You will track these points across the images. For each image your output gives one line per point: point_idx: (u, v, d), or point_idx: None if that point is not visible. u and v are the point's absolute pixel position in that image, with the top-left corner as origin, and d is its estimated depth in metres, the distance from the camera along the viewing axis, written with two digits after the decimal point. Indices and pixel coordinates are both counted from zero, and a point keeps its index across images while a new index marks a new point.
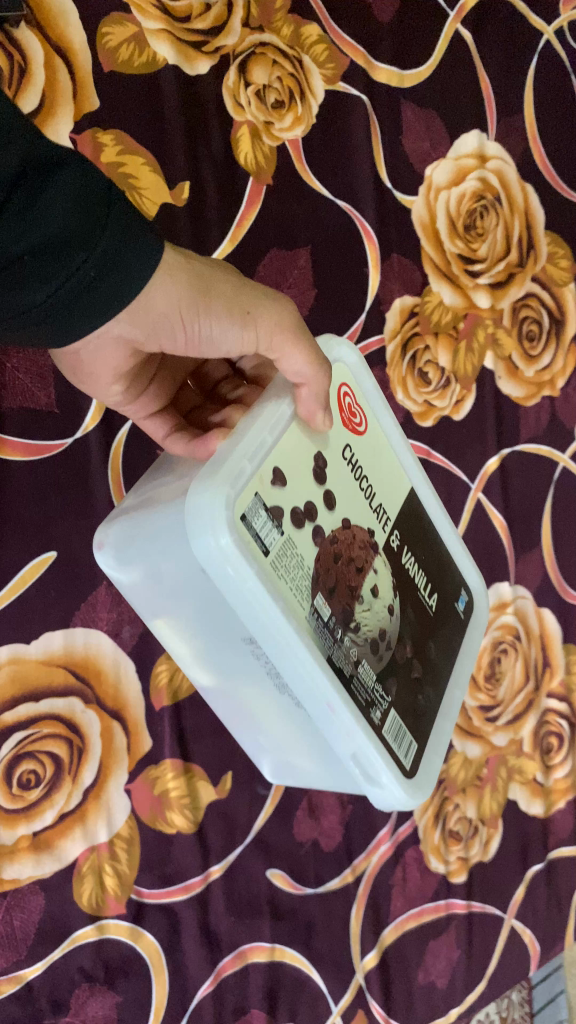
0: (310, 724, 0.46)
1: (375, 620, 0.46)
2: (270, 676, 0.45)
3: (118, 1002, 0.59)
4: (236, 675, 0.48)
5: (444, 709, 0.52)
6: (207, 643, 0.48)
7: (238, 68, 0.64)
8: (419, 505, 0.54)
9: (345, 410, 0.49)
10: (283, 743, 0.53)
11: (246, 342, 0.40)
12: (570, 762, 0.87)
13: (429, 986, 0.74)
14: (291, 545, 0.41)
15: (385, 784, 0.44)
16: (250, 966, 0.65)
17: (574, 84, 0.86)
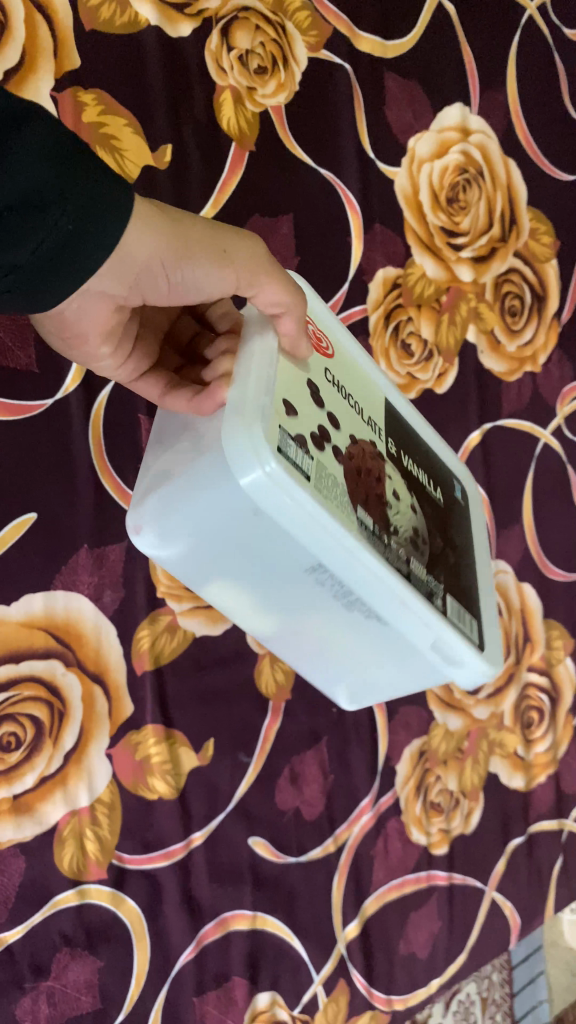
0: (379, 636, 0.49)
1: (407, 522, 0.48)
2: (335, 605, 0.47)
3: (99, 968, 0.59)
4: (289, 615, 0.50)
5: (482, 585, 0.56)
6: (254, 590, 0.48)
7: (221, 32, 0.64)
8: (396, 410, 0.55)
9: (315, 339, 0.49)
10: (340, 666, 0.55)
11: (224, 285, 0.40)
12: (551, 736, 0.86)
13: (410, 956, 0.74)
14: (324, 464, 0.42)
15: (466, 658, 0.49)
16: (232, 934, 0.65)
17: (556, 61, 0.85)
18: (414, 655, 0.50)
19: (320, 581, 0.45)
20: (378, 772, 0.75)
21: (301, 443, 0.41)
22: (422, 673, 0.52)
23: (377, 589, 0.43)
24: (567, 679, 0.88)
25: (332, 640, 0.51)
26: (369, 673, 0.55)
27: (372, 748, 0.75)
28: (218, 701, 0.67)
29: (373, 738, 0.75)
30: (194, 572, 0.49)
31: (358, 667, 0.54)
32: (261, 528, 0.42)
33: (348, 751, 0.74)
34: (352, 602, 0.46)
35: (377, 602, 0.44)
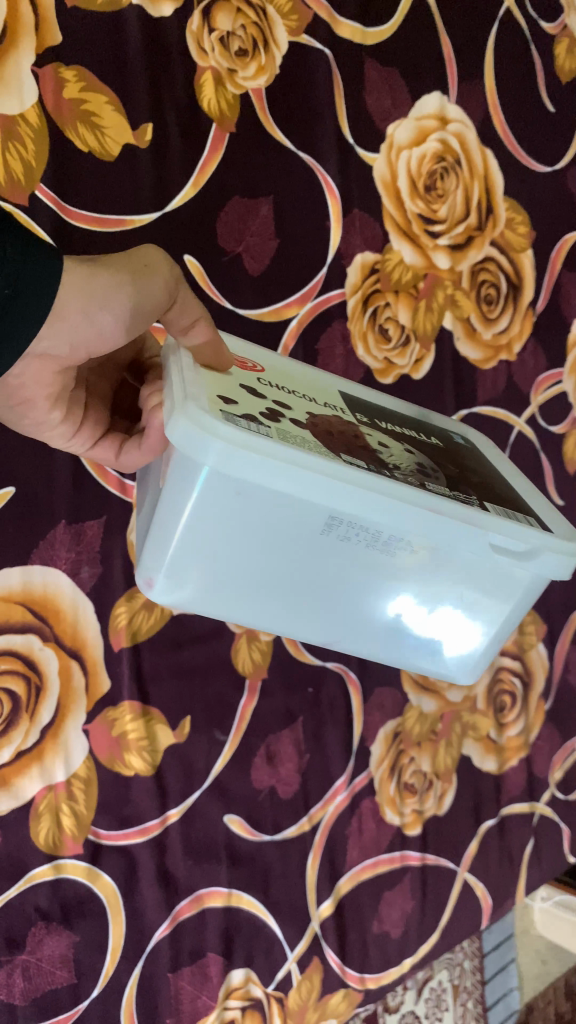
0: (438, 570, 0.51)
1: (404, 460, 0.50)
2: (379, 551, 0.49)
3: (75, 942, 0.61)
4: (344, 598, 0.52)
5: (524, 491, 0.57)
6: (297, 586, 0.50)
7: (202, 13, 0.64)
8: (354, 394, 0.59)
9: (240, 363, 0.53)
10: (421, 634, 0.56)
11: (149, 297, 0.43)
12: (523, 720, 0.87)
13: (383, 935, 0.75)
14: (282, 425, 0.45)
15: (529, 542, 0.50)
16: (207, 911, 0.67)
17: (533, 52, 0.84)
18: (487, 572, 0.51)
19: (348, 534, 0.47)
20: (353, 753, 0.76)
21: (253, 416, 0.45)
22: (510, 592, 0.53)
23: (405, 509, 0.46)
24: (539, 665, 0.89)
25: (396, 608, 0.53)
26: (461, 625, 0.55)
27: (348, 728, 0.76)
28: (196, 675, 0.68)
29: (349, 718, 0.76)
30: (244, 599, 0.50)
31: (448, 626, 0.55)
32: (275, 508, 0.45)
33: (323, 730, 0.74)
34: (394, 542, 0.48)
35: (412, 528, 0.47)
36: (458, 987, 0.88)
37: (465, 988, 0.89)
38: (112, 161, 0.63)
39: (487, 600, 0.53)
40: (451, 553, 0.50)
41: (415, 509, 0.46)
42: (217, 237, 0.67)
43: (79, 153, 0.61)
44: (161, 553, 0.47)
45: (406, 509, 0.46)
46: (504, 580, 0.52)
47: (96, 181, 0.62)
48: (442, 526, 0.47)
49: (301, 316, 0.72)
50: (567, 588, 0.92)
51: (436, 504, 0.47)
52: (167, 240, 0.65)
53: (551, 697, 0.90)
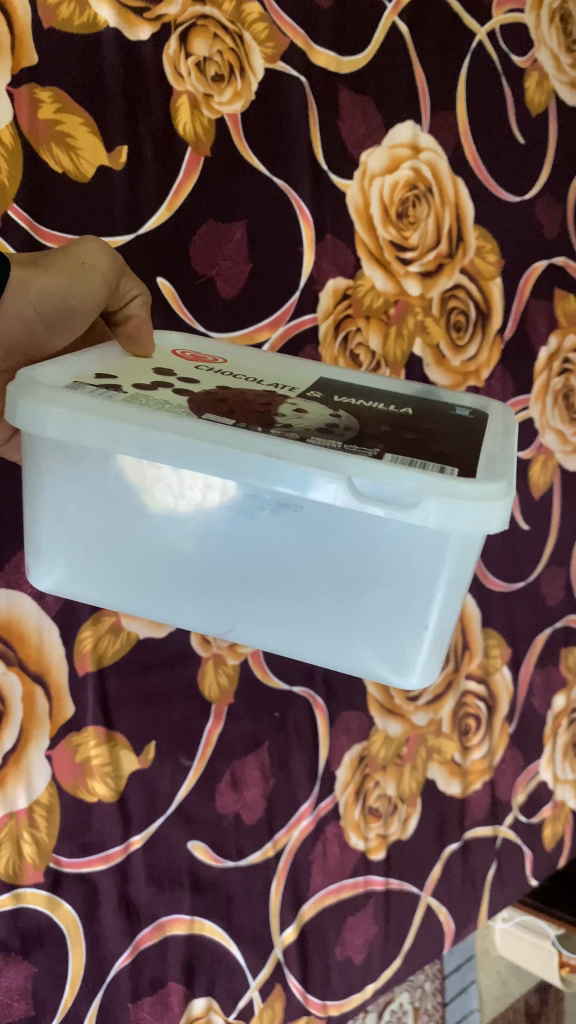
0: (328, 540, 0.40)
1: (309, 420, 0.42)
2: (234, 512, 0.40)
3: (33, 973, 0.60)
4: (223, 593, 0.43)
5: (498, 451, 0.43)
6: (161, 573, 0.43)
7: (179, 38, 0.64)
8: (339, 380, 0.52)
9: (193, 358, 0.50)
10: (345, 648, 0.43)
11: (98, 291, 0.45)
12: (487, 743, 0.88)
13: (346, 961, 0.75)
14: (152, 395, 0.41)
15: (420, 492, 0.37)
16: (169, 939, 0.66)
17: (504, 84, 0.85)
18: (382, 536, 0.39)
19: (189, 501, 0.40)
20: (318, 778, 0.75)
21: (120, 389, 0.42)
22: (430, 565, 0.39)
23: (236, 456, 0.37)
24: (503, 688, 0.89)
25: (286, 609, 0.42)
26: (389, 628, 0.42)
27: (314, 753, 0.75)
28: (161, 701, 0.67)
29: (314, 743, 0.75)
30: (117, 595, 0.45)
31: (371, 631, 0.42)
32: (106, 473, 0.40)
33: (289, 755, 0.74)
34: (251, 501, 0.39)
35: (257, 480, 0.38)
36: (419, 1009, 0.88)
37: (425, 1010, 0.89)
38: (87, 183, 0.62)
39: (405, 585, 0.40)
40: (332, 515, 0.39)
41: (251, 452, 0.37)
42: (190, 260, 0.67)
43: (53, 176, 0.61)
44: (28, 546, 0.45)
45: (236, 452, 0.37)
46: (412, 555, 0.39)
47: (70, 203, 0.62)
48: (287, 475, 0.37)
49: (273, 341, 0.73)
50: (533, 611, 0.92)
51: (283, 448, 0.37)
52: (141, 262, 0.65)
53: (515, 720, 0.91)
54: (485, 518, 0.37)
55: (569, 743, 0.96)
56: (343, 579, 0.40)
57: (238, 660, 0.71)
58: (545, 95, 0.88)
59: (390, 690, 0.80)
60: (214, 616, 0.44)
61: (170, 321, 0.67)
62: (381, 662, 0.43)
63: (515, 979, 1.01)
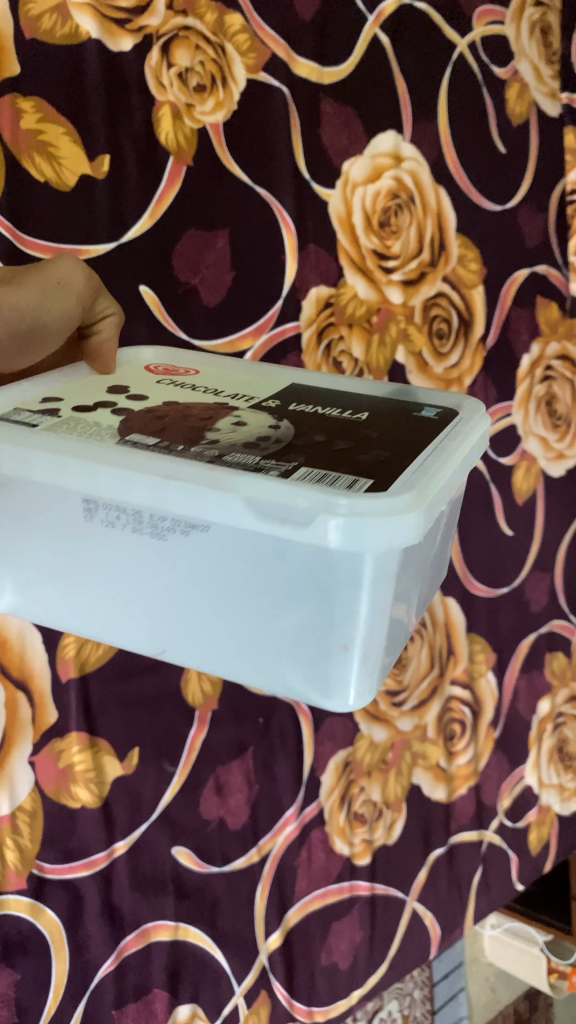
0: (244, 559, 0.40)
1: (240, 431, 0.42)
2: (154, 533, 0.41)
3: (16, 981, 0.60)
4: (155, 617, 0.45)
5: (440, 460, 0.42)
6: (98, 597, 0.46)
7: (161, 49, 0.64)
8: (308, 383, 0.52)
9: (168, 371, 0.52)
10: (274, 666, 0.44)
11: (71, 308, 0.45)
12: (472, 748, 0.89)
13: (331, 967, 0.76)
14: (87, 417, 0.43)
15: (319, 511, 0.37)
16: (153, 945, 0.66)
17: (485, 96, 0.86)
18: (291, 556, 0.39)
19: (111, 523, 0.42)
20: (302, 783, 0.76)
21: (57, 414, 0.44)
22: (341, 582, 0.40)
23: (143, 479, 0.39)
24: (488, 693, 0.90)
25: (211, 637, 0.44)
26: (312, 649, 0.42)
27: (298, 759, 0.75)
28: (143, 706, 0.67)
29: (299, 750, 0.75)
30: (64, 617, 0.49)
31: (297, 648, 0.43)
32: (37, 498, 0.43)
33: (273, 760, 0.74)
34: (162, 525, 0.41)
35: (166, 503, 0.39)
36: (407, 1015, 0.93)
37: (415, 1015, 0.94)
38: (69, 193, 0.62)
39: (319, 604, 0.41)
40: (243, 536, 0.39)
41: (154, 476, 0.38)
42: (173, 268, 0.68)
43: (36, 186, 0.60)
44: None
45: (140, 476, 0.39)
46: (321, 572, 0.40)
47: (53, 211, 0.61)
48: (188, 496, 0.38)
49: (255, 349, 0.73)
50: (517, 616, 0.93)
51: (184, 470, 0.38)
52: (123, 271, 0.65)
53: (500, 726, 0.91)
54: (387, 532, 0.37)
55: (554, 748, 0.96)
56: (258, 600, 0.41)
57: None
58: (525, 106, 0.90)
59: (374, 695, 0.80)
60: (149, 638, 0.46)
61: (153, 328, 0.67)
62: (309, 684, 0.44)
63: (495, 980, 1.08)
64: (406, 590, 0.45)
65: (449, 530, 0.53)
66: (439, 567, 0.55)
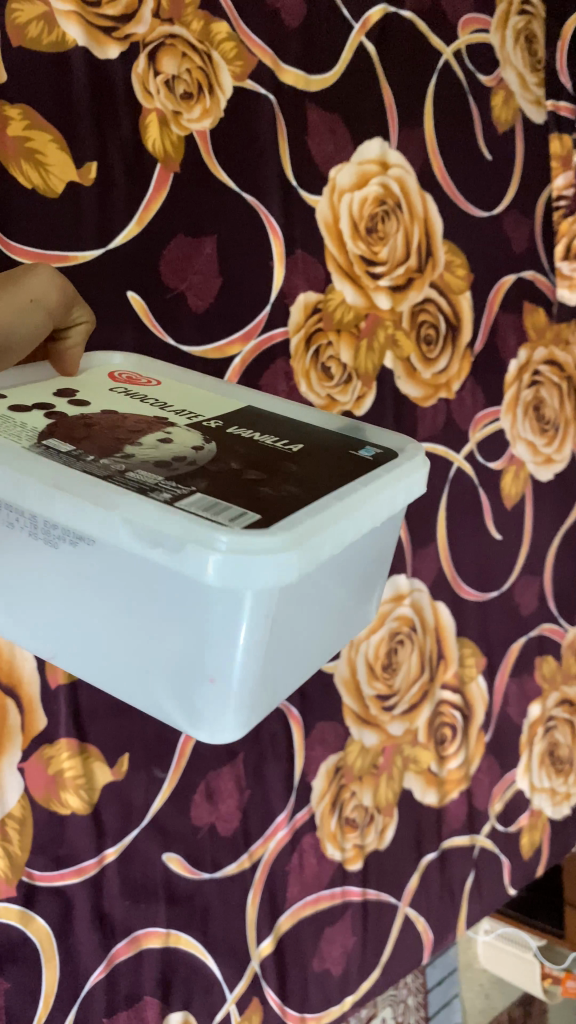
0: (125, 579, 0.40)
1: (155, 450, 0.42)
2: (46, 537, 0.41)
3: (7, 989, 0.60)
4: (60, 620, 0.45)
5: (336, 510, 0.40)
6: (23, 598, 0.47)
7: (148, 57, 0.65)
8: (259, 410, 0.51)
9: (126, 380, 0.53)
10: (150, 688, 0.43)
11: (42, 321, 0.45)
12: (463, 752, 0.89)
13: (324, 972, 0.76)
14: (18, 415, 0.44)
15: (185, 541, 0.36)
16: (144, 952, 0.66)
17: (470, 103, 0.87)
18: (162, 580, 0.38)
19: (13, 522, 0.42)
20: (294, 788, 0.76)
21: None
22: (206, 617, 0.38)
23: (36, 485, 0.39)
24: (479, 698, 0.90)
25: (103, 646, 0.44)
26: (179, 675, 0.41)
27: (289, 764, 0.75)
28: (133, 713, 0.67)
29: (290, 754, 0.75)
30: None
31: (169, 675, 0.42)
32: None
33: (264, 766, 0.74)
34: (53, 533, 0.41)
35: (55, 512, 0.39)
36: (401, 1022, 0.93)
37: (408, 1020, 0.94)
38: (56, 200, 0.62)
39: (188, 636, 0.39)
40: (124, 558, 0.39)
41: (45, 485, 0.39)
42: (160, 274, 0.68)
43: (23, 191, 0.60)
44: None
45: (33, 483, 0.39)
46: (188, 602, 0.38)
47: (39, 218, 0.61)
48: (75, 509, 0.38)
49: (243, 355, 0.73)
50: (507, 620, 0.93)
51: (73, 482, 0.38)
52: (111, 277, 0.65)
53: (491, 729, 0.91)
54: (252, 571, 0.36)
55: (545, 752, 0.97)
56: (137, 618, 0.41)
57: None
58: (511, 113, 0.91)
59: (365, 700, 0.80)
60: (45, 639, 0.48)
61: (143, 334, 0.67)
62: (175, 708, 0.43)
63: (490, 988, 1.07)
64: (293, 631, 0.43)
65: (376, 573, 0.51)
66: (365, 612, 0.53)
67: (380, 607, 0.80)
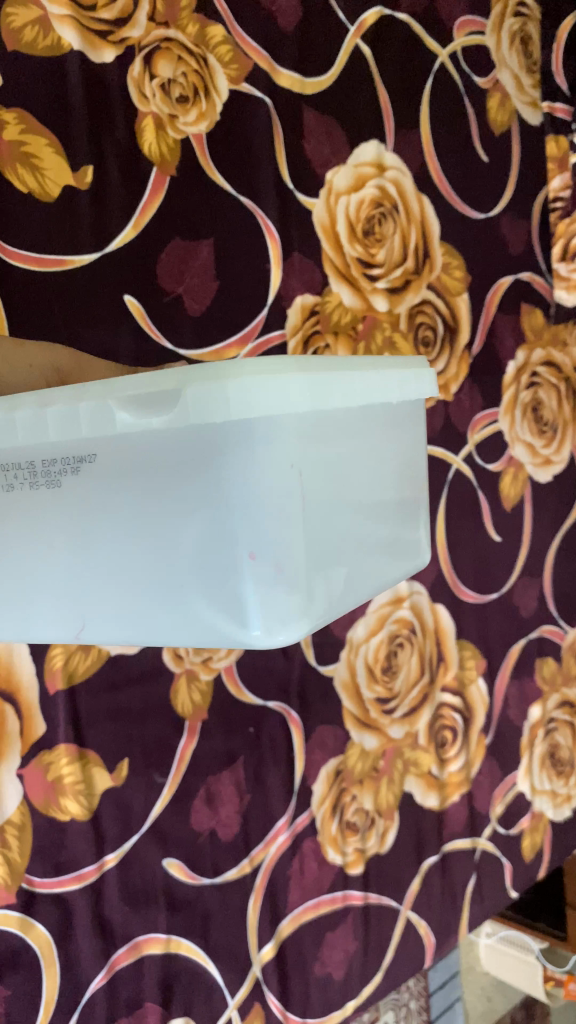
0: (134, 481, 0.36)
1: None
2: (49, 481, 0.38)
3: (6, 997, 0.60)
4: (83, 588, 0.40)
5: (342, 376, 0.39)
6: (40, 577, 0.41)
7: (143, 61, 0.65)
8: None
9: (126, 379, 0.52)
10: (184, 612, 0.36)
11: None
12: (464, 755, 0.89)
13: (325, 978, 0.75)
14: None
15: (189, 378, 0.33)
16: (145, 958, 0.66)
17: (466, 105, 0.87)
18: (174, 453, 0.35)
19: (12, 486, 0.40)
20: (294, 793, 0.75)
21: None
22: (232, 467, 0.34)
23: (31, 412, 0.37)
24: (479, 699, 0.90)
25: (126, 601, 0.38)
26: (214, 569, 0.35)
27: (289, 769, 0.75)
28: (132, 718, 0.67)
29: (290, 759, 0.75)
30: None
31: (202, 575, 0.35)
32: None
33: (264, 770, 0.74)
34: (54, 470, 0.38)
35: (50, 438, 0.37)
36: None
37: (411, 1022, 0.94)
38: (52, 203, 0.62)
39: (215, 505, 0.34)
40: (129, 457, 0.36)
41: (36, 408, 0.37)
42: (157, 278, 0.67)
43: (18, 194, 0.60)
44: None
45: (23, 411, 0.37)
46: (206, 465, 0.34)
47: (34, 221, 0.61)
48: (67, 416, 0.36)
49: (241, 359, 0.72)
50: (507, 622, 0.93)
51: (63, 393, 0.36)
52: (106, 281, 0.65)
53: (491, 732, 0.91)
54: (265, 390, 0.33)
55: (546, 754, 0.96)
56: (151, 523, 0.36)
57: (211, 676, 0.71)
58: (507, 115, 0.91)
59: (364, 703, 0.80)
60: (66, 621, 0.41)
61: (141, 339, 0.67)
62: (225, 620, 0.35)
63: (492, 989, 1.07)
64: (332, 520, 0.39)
65: (394, 497, 0.47)
66: (396, 549, 0.48)
67: (378, 608, 0.81)
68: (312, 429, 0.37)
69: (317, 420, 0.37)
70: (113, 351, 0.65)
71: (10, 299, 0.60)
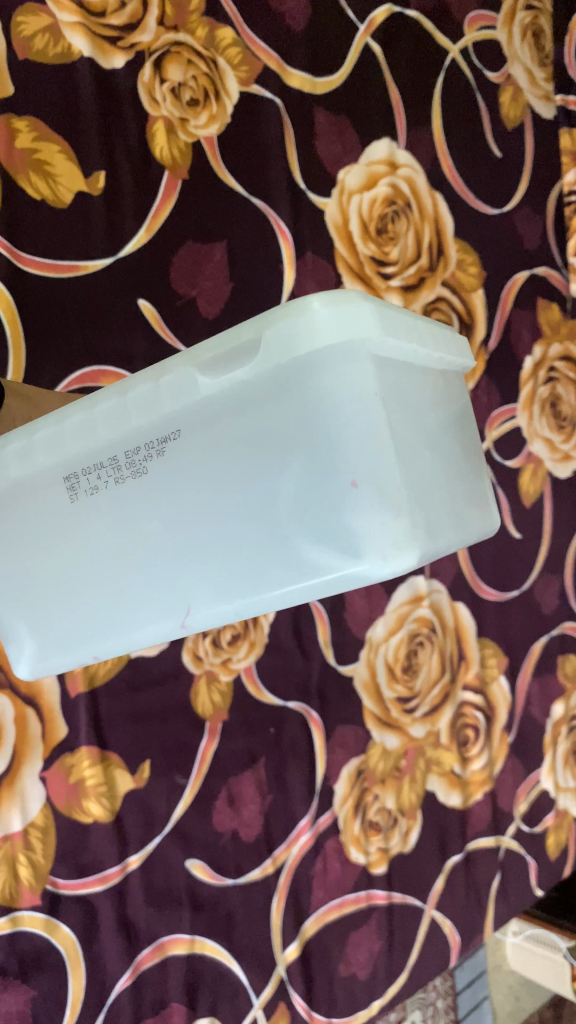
0: (233, 439, 0.39)
1: None
2: (135, 469, 0.42)
3: (32, 998, 0.60)
4: (185, 569, 0.43)
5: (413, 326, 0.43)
6: (144, 570, 0.44)
7: (153, 65, 0.65)
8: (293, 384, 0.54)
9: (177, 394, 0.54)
10: (294, 556, 0.40)
11: None
12: (486, 754, 0.88)
13: (350, 978, 0.75)
14: None
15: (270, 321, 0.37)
16: (169, 958, 0.66)
17: (479, 100, 0.87)
18: (271, 399, 0.38)
19: (96, 486, 0.43)
20: (316, 793, 0.75)
21: None
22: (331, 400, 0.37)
23: (115, 402, 0.41)
24: (501, 698, 0.89)
25: (227, 564, 0.42)
26: (320, 503, 0.38)
27: (310, 769, 0.75)
28: (152, 720, 0.68)
29: (311, 760, 0.75)
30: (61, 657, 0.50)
31: (313, 515, 0.39)
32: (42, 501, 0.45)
33: (285, 770, 0.74)
34: (138, 458, 0.42)
35: (133, 424, 0.41)
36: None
37: None
38: (65, 208, 0.62)
39: (319, 443, 0.38)
40: (218, 416, 0.39)
41: (117, 397, 0.41)
42: (171, 280, 0.67)
43: (32, 201, 0.61)
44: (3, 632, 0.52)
45: (104, 403, 0.41)
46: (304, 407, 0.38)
47: (47, 228, 0.62)
48: (149, 396, 0.40)
49: None
50: (528, 620, 0.92)
51: (140, 377, 0.40)
52: (119, 286, 0.65)
53: (514, 730, 0.90)
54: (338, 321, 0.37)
55: (570, 752, 0.95)
56: (254, 474, 0.40)
57: (231, 676, 0.71)
58: (520, 109, 0.90)
59: (385, 703, 0.81)
60: (171, 609, 0.44)
61: (155, 342, 0.66)
62: (337, 550, 0.38)
63: (521, 989, 1.07)
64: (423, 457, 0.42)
65: (470, 456, 0.49)
66: (485, 506, 0.50)
67: (395, 607, 0.81)
68: (386, 366, 0.40)
69: (389, 359, 0.40)
70: (126, 354, 0.65)
71: (23, 307, 0.61)
